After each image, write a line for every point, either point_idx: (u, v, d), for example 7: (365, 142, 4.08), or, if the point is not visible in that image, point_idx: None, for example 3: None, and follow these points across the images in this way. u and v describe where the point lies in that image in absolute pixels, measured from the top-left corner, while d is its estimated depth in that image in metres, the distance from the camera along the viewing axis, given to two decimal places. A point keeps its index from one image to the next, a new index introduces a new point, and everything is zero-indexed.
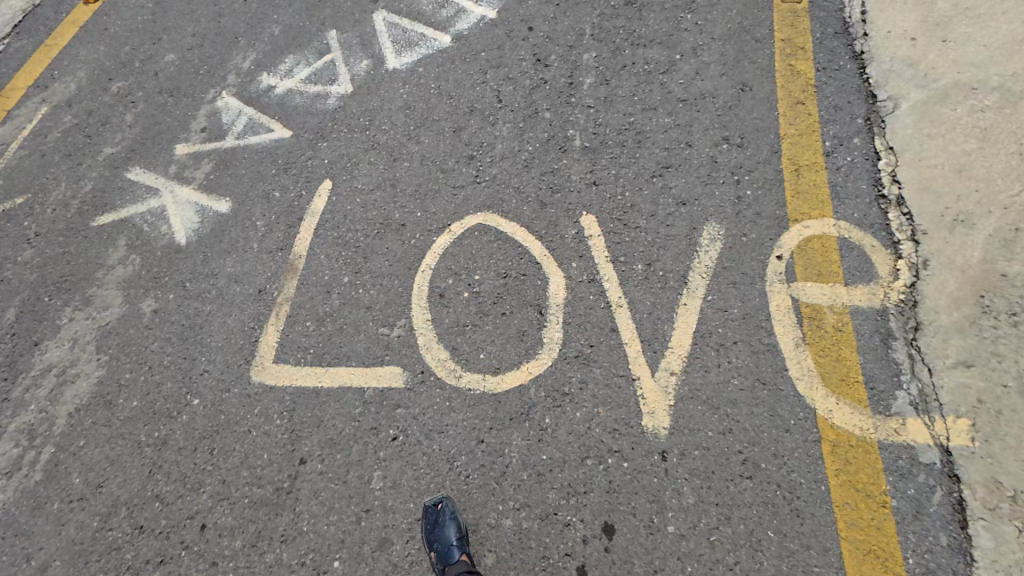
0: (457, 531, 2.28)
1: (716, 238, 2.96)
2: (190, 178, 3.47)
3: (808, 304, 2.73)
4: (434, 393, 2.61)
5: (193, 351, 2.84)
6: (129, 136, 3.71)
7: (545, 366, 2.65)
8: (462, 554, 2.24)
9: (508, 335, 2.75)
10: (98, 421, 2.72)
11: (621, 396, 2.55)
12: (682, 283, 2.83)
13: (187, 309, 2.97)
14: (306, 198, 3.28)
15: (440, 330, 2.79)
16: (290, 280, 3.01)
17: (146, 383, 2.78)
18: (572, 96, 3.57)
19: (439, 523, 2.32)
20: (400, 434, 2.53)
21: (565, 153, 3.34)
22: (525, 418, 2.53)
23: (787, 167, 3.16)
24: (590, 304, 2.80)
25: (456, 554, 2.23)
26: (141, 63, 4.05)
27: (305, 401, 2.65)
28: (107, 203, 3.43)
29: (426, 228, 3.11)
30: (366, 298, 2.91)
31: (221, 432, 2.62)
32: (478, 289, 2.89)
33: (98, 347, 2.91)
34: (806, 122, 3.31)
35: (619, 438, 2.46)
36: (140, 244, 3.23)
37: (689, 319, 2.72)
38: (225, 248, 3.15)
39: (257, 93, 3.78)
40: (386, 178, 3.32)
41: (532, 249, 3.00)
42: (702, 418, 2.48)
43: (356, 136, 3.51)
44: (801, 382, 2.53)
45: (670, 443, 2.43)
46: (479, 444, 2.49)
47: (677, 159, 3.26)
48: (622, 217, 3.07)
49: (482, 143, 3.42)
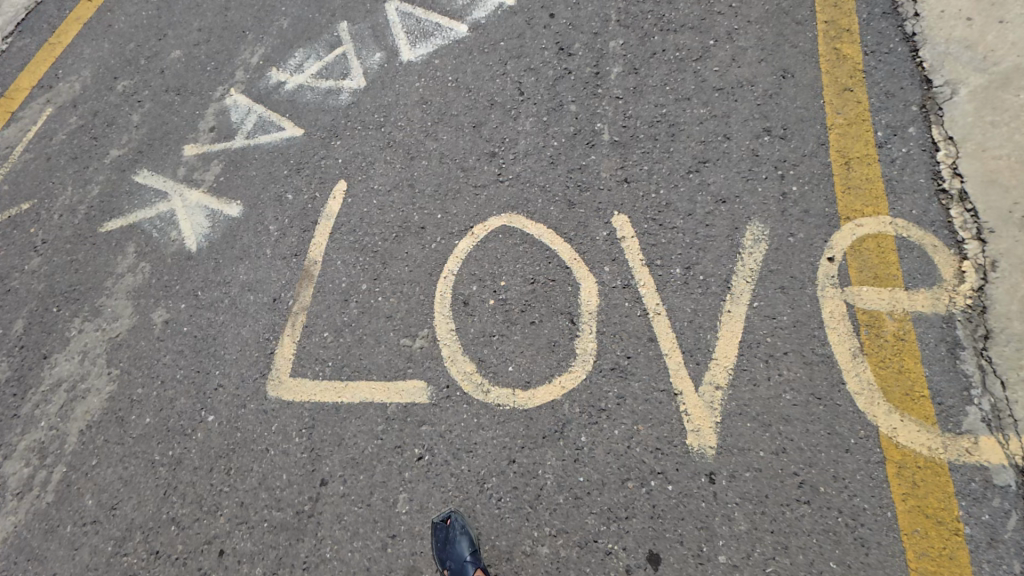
0: (469, 547, 2.18)
1: (761, 238, 2.74)
2: (199, 181, 3.32)
3: (865, 310, 2.52)
4: (461, 409, 2.45)
5: (207, 364, 2.71)
6: (136, 138, 3.57)
7: (579, 379, 2.47)
8: (477, 569, 2.17)
9: (538, 345, 2.57)
10: (110, 438, 2.60)
11: (662, 412, 2.37)
12: (725, 288, 2.62)
13: (199, 320, 2.83)
14: (320, 200, 3.11)
15: (465, 342, 2.62)
16: (305, 288, 2.85)
17: (158, 398, 2.66)
18: (598, 87, 3.34)
19: (451, 540, 2.20)
20: (426, 454, 2.38)
21: (593, 149, 3.13)
22: (559, 437, 2.35)
23: (836, 161, 2.92)
24: (626, 311, 2.61)
25: (471, 570, 2.16)
26: (146, 60, 3.90)
27: (324, 418, 2.50)
28: (115, 208, 3.30)
29: (447, 231, 2.93)
30: (385, 307, 2.74)
31: (238, 450, 2.48)
32: (504, 296, 2.71)
33: (109, 360, 2.79)
34: (855, 110, 3.06)
35: (662, 458, 2.27)
36: (150, 251, 3.10)
37: (734, 327, 2.52)
38: (237, 254, 3.00)
39: (266, 90, 3.60)
40: (404, 177, 3.14)
41: (561, 252, 2.81)
42: (752, 436, 2.29)
43: (371, 133, 3.33)
44: (861, 397, 2.34)
45: (718, 464, 2.25)
46: (510, 465, 2.33)
47: (714, 153, 3.03)
48: (657, 217, 2.86)
49: (504, 139, 3.22)
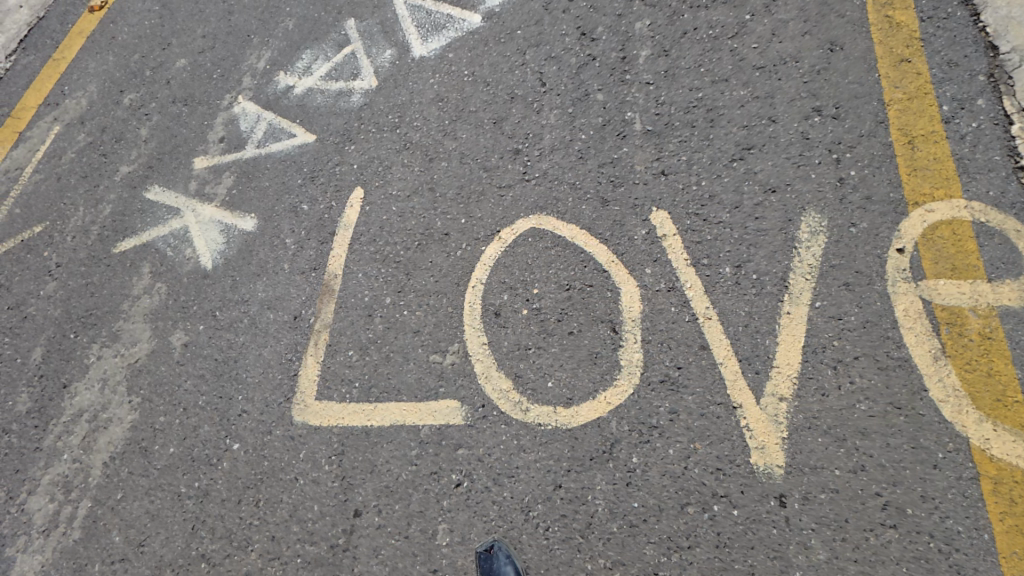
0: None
1: (819, 230, 2.48)
2: (211, 195, 3.18)
3: (944, 306, 2.27)
4: (499, 430, 2.28)
5: (229, 389, 2.58)
6: (145, 152, 3.45)
7: (626, 394, 2.27)
8: None
9: (579, 358, 2.37)
10: (135, 470, 2.50)
11: (721, 428, 2.16)
12: (783, 287, 2.38)
13: (219, 342, 2.70)
14: (337, 209, 2.95)
15: (500, 356, 2.43)
16: (326, 303, 2.70)
17: (181, 426, 2.54)
18: (626, 73, 3.09)
19: (495, 570, 2.05)
20: (464, 480, 2.21)
21: (625, 140, 2.89)
22: (608, 458, 2.16)
23: (897, 140, 2.65)
24: (673, 317, 2.39)
25: None
26: (152, 71, 3.77)
27: (354, 443, 2.36)
28: (128, 227, 3.19)
29: (473, 236, 2.74)
30: (412, 321, 2.58)
31: (266, 480, 2.35)
32: (537, 305, 2.52)
33: (129, 387, 2.69)
34: (916, 83, 2.76)
35: (725, 480, 2.07)
36: (165, 270, 2.98)
37: (795, 331, 2.28)
38: (254, 271, 2.86)
39: (275, 95, 3.45)
40: (423, 181, 2.95)
41: (597, 254, 2.59)
42: (825, 453, 2.07)
43: (386, 135, 3.15)
44: (946, 405, 2.10)
45: (788, 485, 2.03)
46: (556, 490, 2.14)
47: (759, 138, 2.77)
48: (700, 211, 2.62)
49: (528, 134, 3.00)
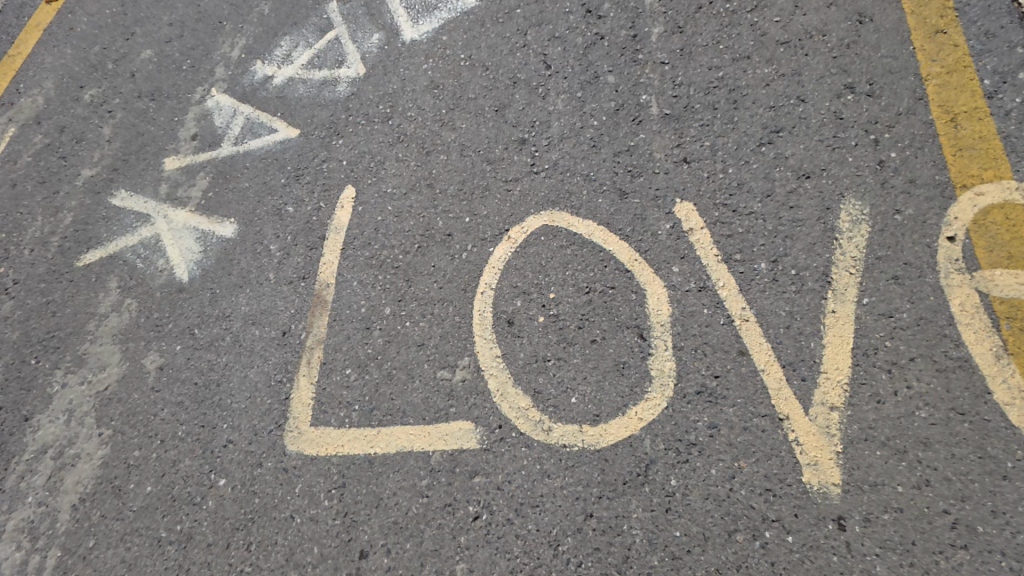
0: None
1: (860, 219, 2.26)
2: (184, 199, 2.87)
3: (1003, 299, 2.07)
4: (519, 453, 2.03)
5: (212, 417, 2.30)
6: (109, 154, 3.12)
7: (660, 409, 2.03)
8: None
9: (604, 369, 2.13)
10: (109, 513, 2.23)
11: (767, 444, 1.93)
12: (826, 283, 2.16)
13: (199, 363, 2.42)
14: (326, 211, 2.66)
15: (516, 370, 2.18)
16: (318, 316, 2.42)
17: (159, 461, 2.26)
18: (638, 52, 2.83)
19: None
20: (483, 512, 1.97)
21: (641, 125, 2.64)
22: (644, 482, 1.93)
23: (938, 119, 2.43)
24: (706, 320, 2.16)
25: None
26: (114, 64, 3.42)
27: (356, 474, 2.10)
28: (92, 237, 2.87)
29: (479, 236, 2.48)
30: (415, 334, 2.31)
31: (258, 520, 2.09)
32: (555, 311, 2.27)
33: (100, 418, 2.41)
34: (954, 55, 2.54)
35: (776, 503, 1.85)
36: (135, 284, 2.68)
37: (843, 331, 2.06)
38: (236, 282, 2.57)
39: (253, 87, 3.13)
40: (420, 177, 2.68)
41: (618, 253, 2.35)
42: (885, 468, 1.87)
43: (376, 127, 2.85)
44: (1013, 408, 1.90)
45: (846, 505, 1.82)
46: (587, 520, 1.91)
47: (788, 120, 2.54)
48: (729, 201, 2.39)
49: (534, 122, 2.73)
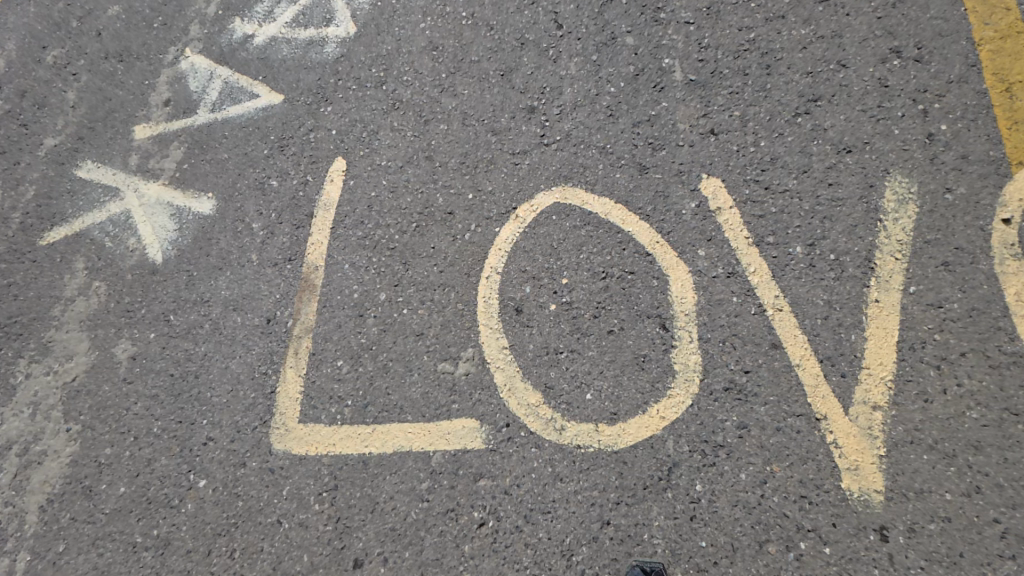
0: None
1: (907, 198, 2.04)
2: (157, 171, 2.60)
3: None
4: (528, 455, 1.85)
5: (190, 412, 2.09)
6: (73, 121, 2.82)
7: (684, 407, 1.85)
8: None
9: (623, 363, 1.94)
10: (80, 515, 2.05)
11: (803, 447, 1.76)
12: (869, 270, 1.95)
13: (175, 354, 2.20)
14: (313, 186, 2.41)
15: (525, 363, 1.98)
16: (306, 303, 2.20)
17: (133, 460, 2.07)
18: (660, 11, 2.51)
19: None
20: (489, 519, 1.80)
21: (664, 92, 2.37)
22: (666, 487, 1.76)
23: (992, 88, 2.19)
24: (735, 310, 1.96)
25: None
26: (78, 21, 3.08)
27: (349, 476, 1.91)
28: (55, 213, 2.60)
29: (483, 215, 2.24)
30: (413, 322, 2.09)
31: (242, 525, 1.91)
32: (568, 298, 2.06)
33: (67, 413, 2.20)
34: (1009, 18, 2.28)
35: (812, 511, 1.69)
36: (103, 265, 2.43)
37: (887, 323, 1.87)
38: (215, 264, 2.33)
39: (231, 47, 2.82)
40: (418, 149, 2.41)
41: (638, 234, 2.12)
42: (932, 473, 1.70)
43: (369, 93, 2.57)
44: None
45: (888, 514, 1.67)
46: (603, 528, 1.75)
47: (827, 87, 2.28)
48: (761, 177, 2.15)
49: (545, 88, 2.45)
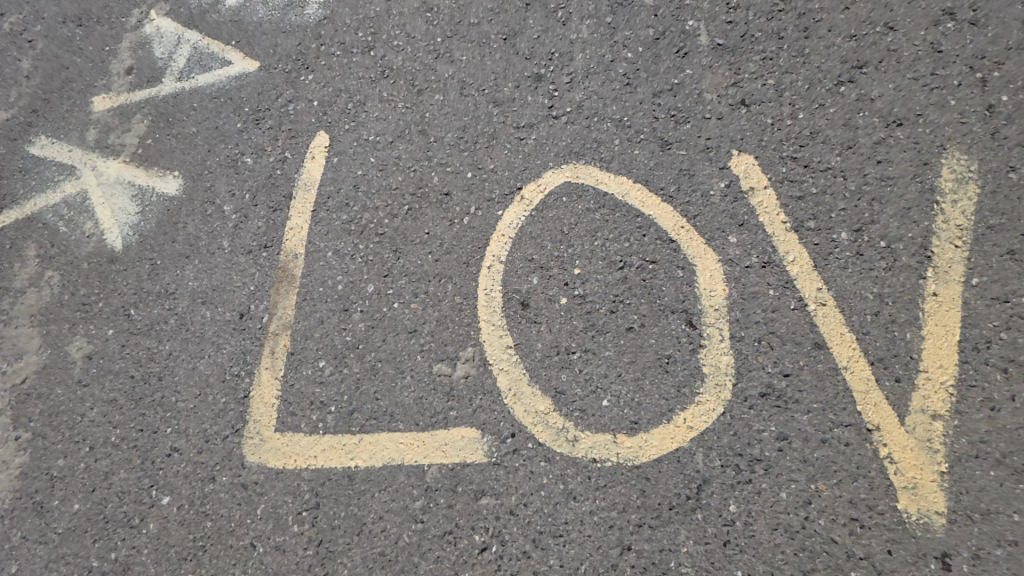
0: None
1: (966, 177, 1.80)
2: (118, 147, 2.32)
3: None
4: (537, 470, 1.62)
5: (153, 420, 1.85)
6: (26, 92, 2.52)
7: (715, 415, 1.62)
8: None
9: (645, 365, 1.70)
10: (30, 535, 1.81)
11: (852, 462, 1.54)
12: (925, 259, 1.71)
13: (137, 352, 1.95)
14: (292, 163, 2.14)
15: (532, 365, 1.74)
16: (283, 295, 1.94)
17: (88, 473, 1.83)
18: None
19: None
20: (492, 544, 1.58)
21: (689, 58, 2.09)
22: (695, 507, 1.55)
23: None
24: (772, 304, 1.71)
25: None
26: None
27: (333, 493, 1.69)
28: (5, 194, 2.33)
29: (484, 196, 1.98)
30: (405, 318, 1.85)
31: (211, 548, 1.69)
32: (581, 290, 1.81)
33: (16, 419, 1.95)
34: None
35: (862, 535, 1.49)
36: (56, 253, 2.16)
37: (947, 319, 1.64)
38: (181, 251, 2.07)
39: (201, 8, 2.50)
40: (410, 122, 2.14)
41: (661, 218, 1.87)
42: (1000, 492, 1.48)
43: (355, 60, 2.28)
44: None
45: (950, 539, 1.46)
46: (624, 555, 1.54)
47: (874, 52, 2.00)
48: (801, 154, 1.90)
49: (554, 53, 2.17)
